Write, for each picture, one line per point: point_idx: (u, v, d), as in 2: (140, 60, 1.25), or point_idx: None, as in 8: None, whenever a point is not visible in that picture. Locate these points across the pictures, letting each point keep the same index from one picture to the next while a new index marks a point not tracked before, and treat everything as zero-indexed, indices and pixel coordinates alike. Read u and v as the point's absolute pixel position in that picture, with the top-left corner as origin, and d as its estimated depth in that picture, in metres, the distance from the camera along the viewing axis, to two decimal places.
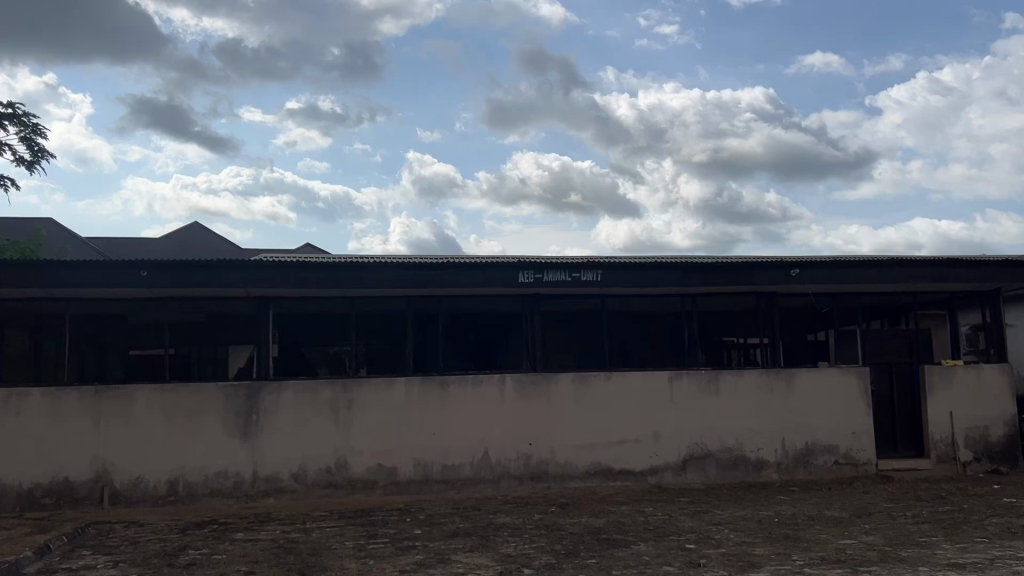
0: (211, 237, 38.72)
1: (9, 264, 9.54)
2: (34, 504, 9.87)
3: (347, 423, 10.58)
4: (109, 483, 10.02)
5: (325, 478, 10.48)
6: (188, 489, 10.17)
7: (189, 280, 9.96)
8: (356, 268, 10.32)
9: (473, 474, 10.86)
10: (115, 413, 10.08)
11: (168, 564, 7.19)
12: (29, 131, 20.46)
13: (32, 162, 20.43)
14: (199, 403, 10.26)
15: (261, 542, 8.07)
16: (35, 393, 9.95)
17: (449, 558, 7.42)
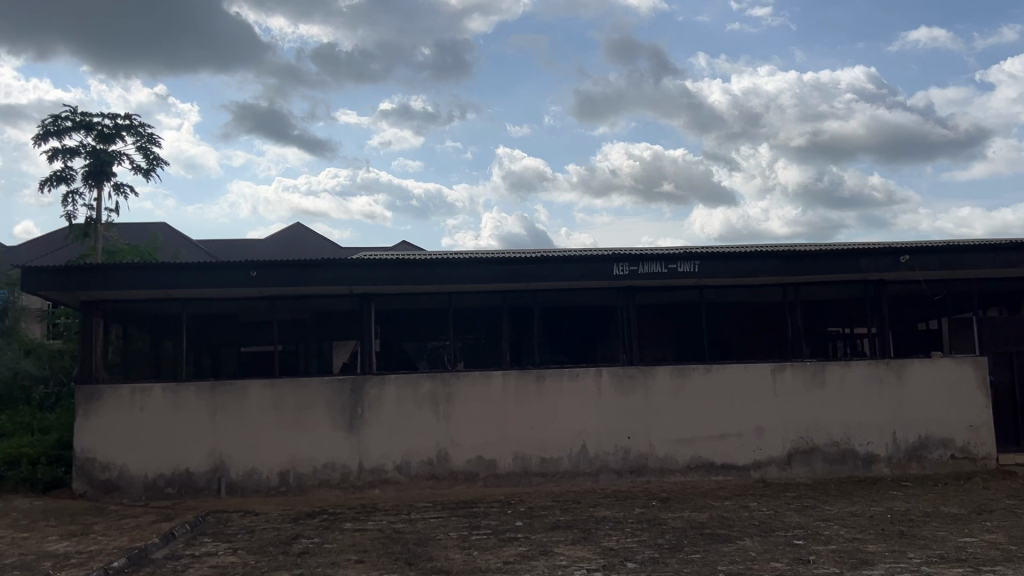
0: (312, 238, 40.06)
1: (132, 267, 10.10)
2: (158, 493, 10.45)
3: (447, 416, 10.76)
4: (225, 474, 10.50)
5: (427, 470, 10.70)
6: (299, 480, 10.56)
7: (295, 279, 10.32)
8: (453, 264, 10.49)
9: (572, 467, 10.87)
10: (230, 408, 10.56)
11: (283, 552, 7.50)
12: (144, 141, 21.62)
13: (149, 170, 21.61)
14: (307, 398, 10.64)
15: (369, 532, 8.31)
16: (157, 388, 10.51)
17: (552, 551, 7.47)
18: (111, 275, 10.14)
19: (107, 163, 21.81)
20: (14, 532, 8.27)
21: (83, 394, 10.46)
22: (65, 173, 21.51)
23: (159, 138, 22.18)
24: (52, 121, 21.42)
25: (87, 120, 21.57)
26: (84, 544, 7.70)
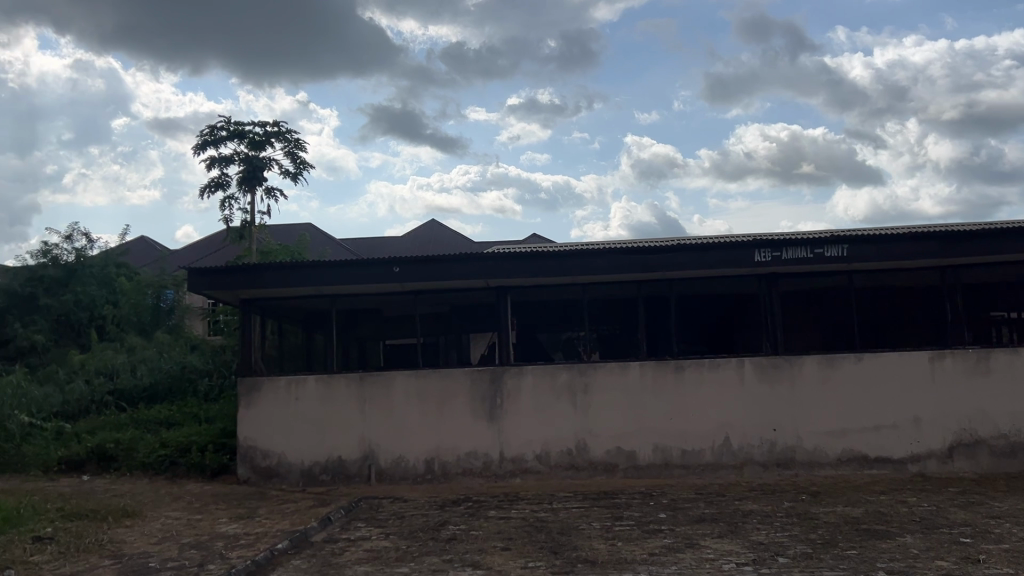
0: (446, 233, 41.15)
1: (285, 266, 10.69)
2: (314, 479, 11.01)
3: (586, 407, 10.78)
4: (374, 462, 10.95)
5: (567, 460, 10.75)
6: (443, 468, 10.86)
7: (435, 273, 10.62)
8: (587, 255, 10.48)
9: (715, 459, 10.65)
10: (377, 398, 11.00)
11: (433, 538, 7.76)
12: (291, 146, 22.80)
13: (296, 174, 22.77)
14: (449, 388, 10.93)
15: (513, 520, 8.45)
16: (310, 379, 11.09)
17: (698, 543, 7.35)
18: (267, 274, 10.75)
19: (258, 168, 23.14)
20: (189, 514, 8.95)
21: (244, 386, 11.15)
22: (221, 179, 22.98)
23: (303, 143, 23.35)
24: (209, 132, 22.93)
25: (240, 129, 22.94)
26: (251, 527, 8.22)
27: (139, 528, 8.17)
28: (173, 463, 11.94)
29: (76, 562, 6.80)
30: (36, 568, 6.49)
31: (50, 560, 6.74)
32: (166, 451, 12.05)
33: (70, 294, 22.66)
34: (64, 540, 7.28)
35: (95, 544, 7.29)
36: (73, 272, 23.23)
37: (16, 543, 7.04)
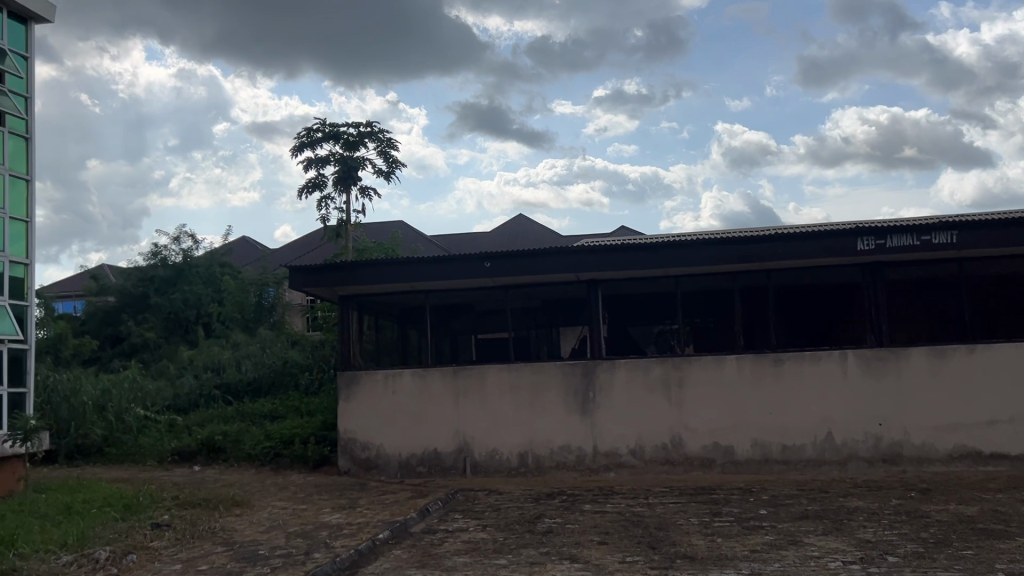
0: (534, 227, 41.28)
1: (380, 263, 10.93)
2: (411, 471, 11.21)
3: (680, 400, 10.63)
4: (469, 455, 11.07)
5: (662, 455, 10.63)
6: (537, 462, 10.90)
7: (527, 268, 10.64)
8: (681, 246, 10.31)
9: (817, 455, 10.34)
10: (471, 391, 11.13)
11: (529, 530, 7.80)
12: (384, 145, 23.27)
13: (388, 173, 23.24)
14: (543, 382, 10.96)
15: (609, 514, 8.42)
16: (406, 373, 11.31)
17: (801, 541, 7.15)
18: (364, 271, 11.01)
19: (353, 168, 23.72)
20: (294, 503, 9.26)
21: (343, 379, 11.47)
22: (318, 180, 23.66)
23: (395, 142, 23.82)
24: (305, 134, 23.63)
25: (335, 130, 23.56)
26: (353, 517, 8.45)
27: (248, 516, 8.51)
28: (277, 454, 12.37)
29: (192, 548, 7.13)
30: (156, 553, 6.84)
31: (168, 545, 7.10)
32: (271, 443, 12.51)
33: (179, 293, 23.77)
34: (180, 527, 7.65)
35: (208, 531, 7.64)
36: (181, 272, 24.38)
37: (136, 529, 7.44)
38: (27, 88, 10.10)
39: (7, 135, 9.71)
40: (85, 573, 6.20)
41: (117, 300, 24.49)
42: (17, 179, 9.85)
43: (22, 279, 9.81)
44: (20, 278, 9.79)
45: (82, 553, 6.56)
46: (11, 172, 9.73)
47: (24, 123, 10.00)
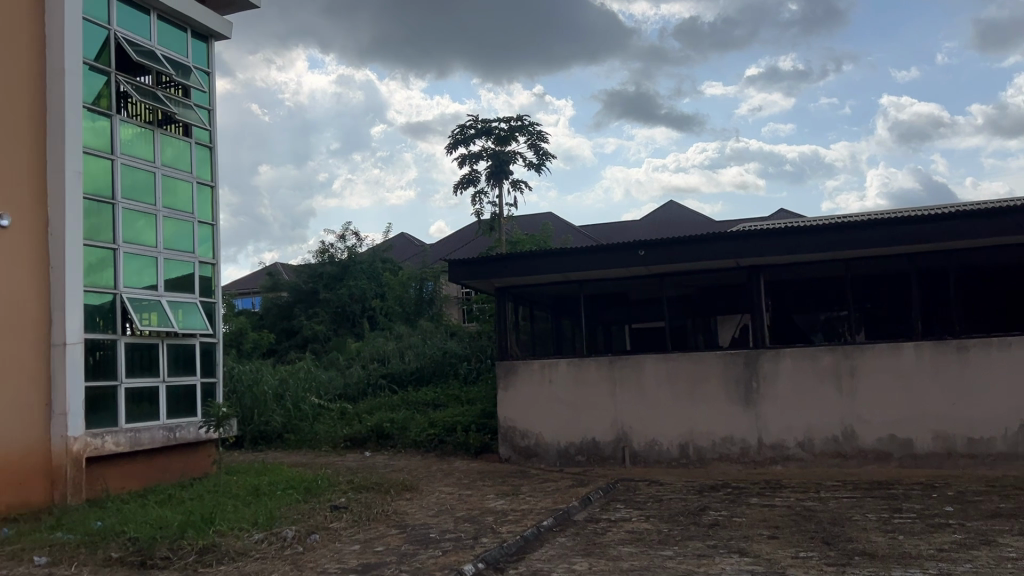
0: (686, 214, 40.48)
1: (534, 254, 11.02)
2: (570, 460, 11.27)
3: (852, 391, 10.10)
4: (629, 445, 11.00)
5: (833, 448, 10.14)
6: (699, 453, 10.68)
7: (684, 255, 10.40)
8: (849, 228, 9.76)
9: (1008, 450, 9.55)
10: (629, 381, 11.05)
11: (695, 522, 7.66)
12: (534, 138, 23.49)
13: (539, 165, 23.44)
14: (703, 372, 10.72)
15: (778, 508, 8.13)
16: (563, 363, 11.37)
17: (995, 541, 6.62)
18: (519, 262, 11.15)
19: (505, 162, 24.10)
20: (459, 489, 9.56)
21: (502, 369, 11.70)
22: (472, 175, 24.22)
23: (546, 134, 24.01)
24: (459, 131, 24.23)
25: (487, 125, 24.02)
26: (517, 503, 8.60)
27: (418, 500, 8.86)
28: (441, 441, 12.81)
29: (369, 529, 7.51)
30: (336, 534, 7.25)
31: (346, 526, 7.50)
32: (435, 431, 12.99)
33: (345, 288, 25.07)
34: (356, 509, 8.07)
35: (382, 514, 8.02)
36: (346, 269, 25.71)
37: (318, 510, 7.92)
38: (210, 101, 10.92)
39: (194, 145, 10.54)
40: (275, 549, 6.67)
41: (289, 295, 26.15)
42: (203, 185, 10.67)
43: (210, 278, 10.64)
44: (208, 277, 10.60)
45: (272, 531, 7.06)
46: (198, 179, 10.56)
47: (208, 134, 10.82)
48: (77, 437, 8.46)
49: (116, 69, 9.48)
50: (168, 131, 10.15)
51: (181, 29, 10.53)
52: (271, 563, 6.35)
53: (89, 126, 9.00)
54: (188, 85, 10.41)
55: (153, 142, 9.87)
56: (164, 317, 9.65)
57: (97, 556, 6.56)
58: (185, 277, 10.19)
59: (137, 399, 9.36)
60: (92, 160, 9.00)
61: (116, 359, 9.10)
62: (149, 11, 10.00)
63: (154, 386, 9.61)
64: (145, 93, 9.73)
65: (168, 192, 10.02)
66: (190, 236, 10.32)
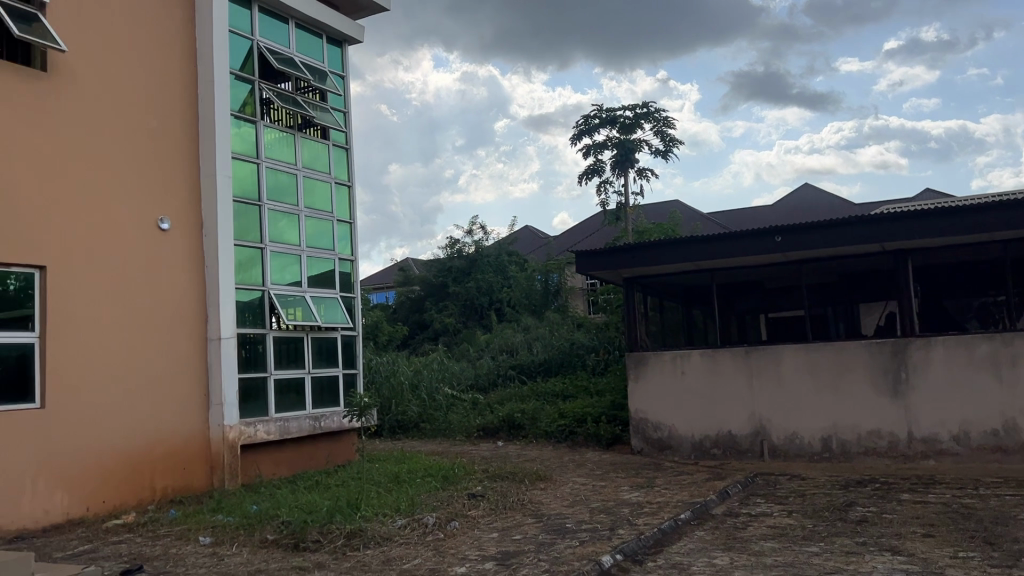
0: (821, 197, 38.89)
1: (664, 243, 10.85)
2: (705, 453, 11.04)
3: (1013, 382, 9.41)
4: (767, 438, 10.67)
5: (992, 442, 9.48)
6: (843, 447, 10.23)
7: (823, 241, 9.95)
8: (1008, 206, 9.07)
9: None
10: (767, 372, 10.71)
11: (841, 518, 7.35)
12: (661, 124, 23.13)
13: (666, 152, 23.07)
14: (845, 362, 10.26)
15: (933, 505, 7.68)
16: (696, 354, 11.16)
17: None
18: (648, 252, 11.00)
19: (630, 150, 23.87)
20: (593, 480, 9.56)
21: (632, 360, 11.62)
22: (597, 165, 24.11)
23: (672, 121, 23.60)
24: (583, 121, 24.17)
25: (611, 114, 23.82)
26: (652, 495, 8.52)
27: (553, 490, 8.93)
28: (572, 432, 12.86)
29: (506, 518, 7.63)
30: (475, 521, 7.41)
31: (484, 514, 7.66)
32: (566, 422, 13.05)
33: (473, 282, 25.53)
34: (492, 497, 8.21)
35: (518, 503, 8.14)
36: (474, 262, 26.19)
37: (456, 498, 8.11)
38: (345, 104, 11.35)
39: (331, 147, 11.00)
40: (418, 535, 6.88)
41: (420, 289, 26.88)
42: (341, 185, 11.11)
43: (349, 273, 11.09)
44: (348, 272, 11.05)
45: (414, 518, 7.29)
46: (336, 179, 11.01)
47: (344, 135, 11.26)
48: (232, 425, 9.02)
49: (260, 77, 10.01)
50: (308, 135, 10.63)
51: (317, 35, 10.98)
52: (414, 548, 6.56)
53: (236, 133, 9.53)
54: (325, 90, 10.86)
55: (294, 146, 10.36)
56: (308, 312, 10.13)
57: (254, 537, 6.98)
58: (327, 273, 10.66)
59: (285, 390, 9.87)
60: (240, 165, 9.53)
61: (266, 352, 9.63)
62: (288, 20, 10.49)
63: (300, 378, 10.11)
64: (286, 99, 10.23)
65: (309, 192, 10.49)
66: (331, 234, 10.78)
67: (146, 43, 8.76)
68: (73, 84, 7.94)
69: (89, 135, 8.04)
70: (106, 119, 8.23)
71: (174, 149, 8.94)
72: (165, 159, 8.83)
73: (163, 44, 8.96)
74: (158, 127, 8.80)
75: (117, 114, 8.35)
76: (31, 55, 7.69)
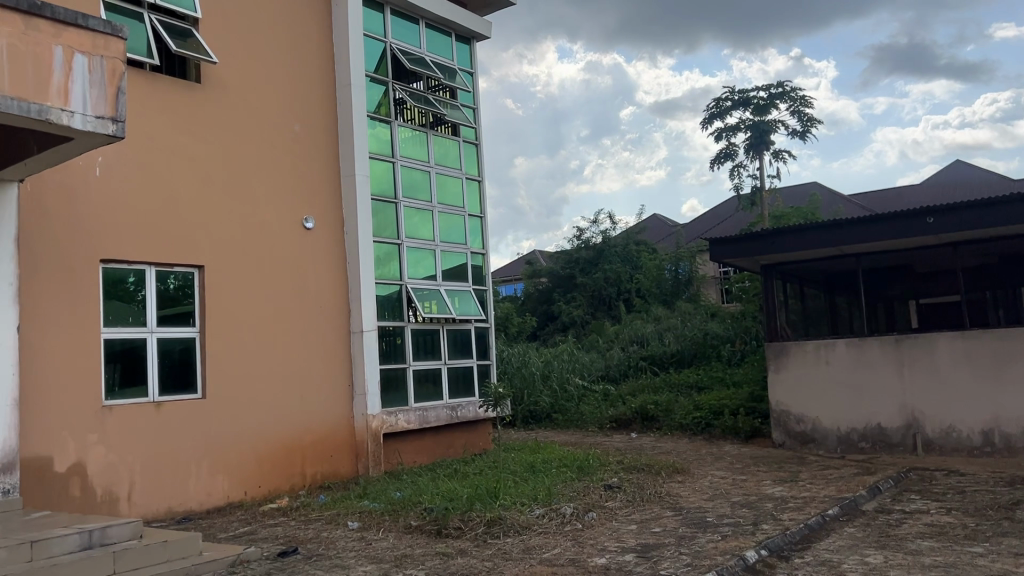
0: (973, 174, 36.39)
1: (803, 228, 10.42)
2: (852, 447, 10.56)
3: None
4: (921, 431, 10.10)
5: None
6: (1007, 441, 9.55)
7: (981, 221, 9.25)
8: None
9: None
10: (919, 361, 10.12)
11: (1007, 517, 6.86)
12: (797, 104, 22.25)
13: (804, 132, 22.19)
14: (1008, 350, 9.54)
15: None
16: (840, 342, 10.68)
17: None
18: (786, 238, 10.61)
19: (765, 132, 23.09)
20: (733, 473, 9.34)
21: (772, 350, 11.27)
22: (730, 149, 23.46)
23: (809, 100, 22.65)
24: (715, 104, 23.56)
25: (745, 96, 23.10)
26: (797, 490, 8.23)
27: (691, 483, 8.79)
28: (708, 424, 12.62)
29: (645, 510, 7.56)
30: (613, 513, 7.39)
31: (622, 506, 7.63)
32: (702, 414, 12.82)
33: (601, 272, 25.39)
34: (629, 489, 8.16)
35: (656, 495, 8.06)
36: (601, 253, 26.05)
37: (592, 489, 8.11)
38: (474, 99, 11.53)
39: (462, 143, 11.21)
40: (556, 525, 6.94)
41: (548, 281, 26.96)
42: (472, 180, 11.31)
43: (481, 266, 11.28)
44: (480, 265, 11.25)
45: (551, 507, 7.34)
46: (467, 175, 11.21)
47: (474, 131, 11.45)
48: (375, 414, 9.39)
49: (393, 78, 10.32)
50: (439, 132, 10.87)
51: (446, 33, 11.19)
52: (552, 537, 6.60)
53: (372, 133, 9.87)
54: (454, 87, 11.07)
55: (426, 143, 10.63)
56: (442, 304, 10.37)
57: (399, 523, 7.22)
58: (460, 266, 10.89)
59: (424, 380, 10.16)
60: (376, 164, 9.87)
61: (404, 344, 9.94)
62: (418, 20, 10.76)
63: (437, 369, 10.39)
64: (418, 98, 10.51)
65: (442, 188, 10.74)
66: (463, 228, 11.00)
67: (287, 50, 9.18)
68: (224, 93, 8.43)
69: (238, 140, 8.51)
70: (252, 124, 8.68)
71: (315, 150, 9.34)
72: (307, 159, 9.23)
73: (303, 50, 9.37)
74: (301, 131, 9.22)
75: (264, 120, 8.81)
76: (186, 68, 8.24)
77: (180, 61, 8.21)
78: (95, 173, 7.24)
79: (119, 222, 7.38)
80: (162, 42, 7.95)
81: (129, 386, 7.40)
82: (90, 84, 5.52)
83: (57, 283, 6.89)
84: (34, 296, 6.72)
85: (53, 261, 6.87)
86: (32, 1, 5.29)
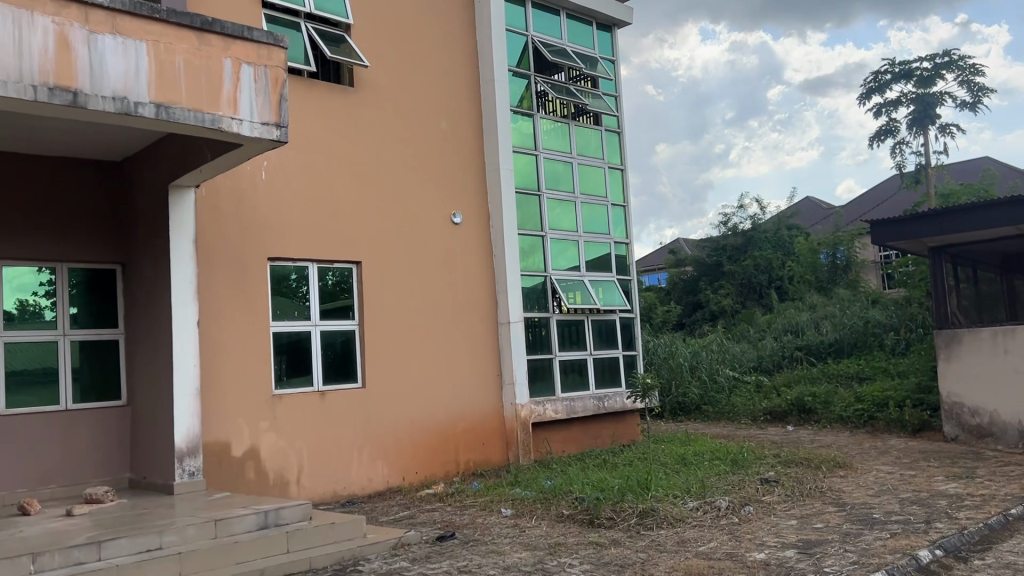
0: None
1: (973, 207, 9.68)
2: None
3: None
4: None
5: None
6: None
7: None
8: None
9: None
10: None
11: None
12: (966, 73, 20.67)
13: (974, 104, 20.58)
14: None
15: None
16: (1021, 329, 9.80)
17: None
18: (955, 218, 9.89)
19: (929, 105, 21.60)
20: (901, 469, 8.82)
21: (943, 338, 10.57)
22: (890, 126, 22.08)
23: (981, 68, 20.97)
24: (873, 79, 22.25)
25: (906, 68, 21.69)
26: (974, 488, 7.67)
27: (854, 478, 8.37)
28: (871, 417, 11.99)
29: (804, 505, 7.27)
30: (770, 507, 7.16)
31: (780, 501, 7.37)
32: (864, 406, 12.20)
33: (750, 261, 24.67)
34: (787, 483, 7.87)
35: (817, 490, 7.74)
36: (750, 240, 25.36)
37: (748, 482, 7.88)
38: (616, 87, 11.44)
39: (604, 132, 11.15)
40: (712, 518, 6.80)
41: (693, 270, 26.19)
42: (614, 169, 11.22)
43: (625, 256, 11.19)
44: (624, 255, 11.15)
45: (705, 500, 7.20)
46: (609, 164, 11.14)
47: (617, 120, 11.37)
48: (524, 404, 9.55)
49: (535, 71, 10.38)
50: (581, 123, 10.87)
51: (586, 23, 11.16)
52: (708, 531, 6.48)
53: (515, 127, 9.99)
54: (596, 76, 11.03)
55: (568, 135, 10.65)
56: (587, 295, 10.40)
57: (551, 511, 7.30)
58: (605, 256, 10.86)
59: (570, 371, 10.22)
60: (520, 157, 9.99)
61: (550, 335, 10.03)
62: (558, 12, 10.78)
63: (583, 359, 10.41)
64: (560, 89, 10.52)
65: (584, 178, 10.74)
66: (606, 218, 10.95)
67: (433, 49, 9.42)
68: (375, 95, 8.77)
69: (389, 140, 8.84)
70: (402, 124, 8.98)
71: (461, 146, 9.55)
72: (454, 155, 9.45)
73: (448, 48, 9.59)
74: (448, 127, 9.45)
75: (413, 119, 9.10)
76: (340, 72, 8.62)
77: (334, 66, 8.60)
78: (261, 176, 7.71)
79: (283, 221, 7.84)
80: (317, 49, 8.36)
81: (295, 376, 7.87)
82: (255, 91, 5.89)
83: (231, 279, 7.41)
84: (212, 291, 7.25)
85: (227, 260, 7.38)
86: (203, 18, 5.67)
